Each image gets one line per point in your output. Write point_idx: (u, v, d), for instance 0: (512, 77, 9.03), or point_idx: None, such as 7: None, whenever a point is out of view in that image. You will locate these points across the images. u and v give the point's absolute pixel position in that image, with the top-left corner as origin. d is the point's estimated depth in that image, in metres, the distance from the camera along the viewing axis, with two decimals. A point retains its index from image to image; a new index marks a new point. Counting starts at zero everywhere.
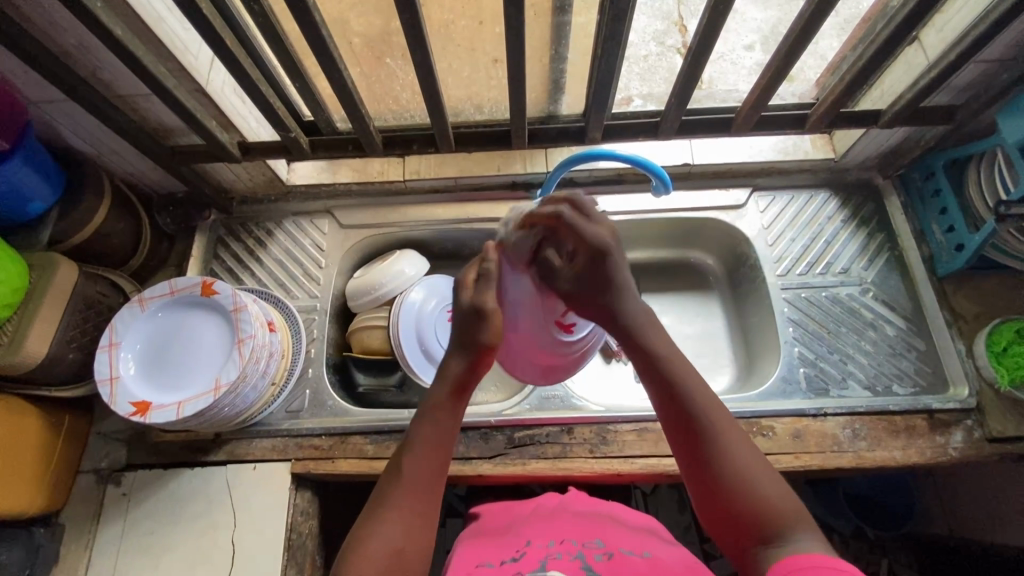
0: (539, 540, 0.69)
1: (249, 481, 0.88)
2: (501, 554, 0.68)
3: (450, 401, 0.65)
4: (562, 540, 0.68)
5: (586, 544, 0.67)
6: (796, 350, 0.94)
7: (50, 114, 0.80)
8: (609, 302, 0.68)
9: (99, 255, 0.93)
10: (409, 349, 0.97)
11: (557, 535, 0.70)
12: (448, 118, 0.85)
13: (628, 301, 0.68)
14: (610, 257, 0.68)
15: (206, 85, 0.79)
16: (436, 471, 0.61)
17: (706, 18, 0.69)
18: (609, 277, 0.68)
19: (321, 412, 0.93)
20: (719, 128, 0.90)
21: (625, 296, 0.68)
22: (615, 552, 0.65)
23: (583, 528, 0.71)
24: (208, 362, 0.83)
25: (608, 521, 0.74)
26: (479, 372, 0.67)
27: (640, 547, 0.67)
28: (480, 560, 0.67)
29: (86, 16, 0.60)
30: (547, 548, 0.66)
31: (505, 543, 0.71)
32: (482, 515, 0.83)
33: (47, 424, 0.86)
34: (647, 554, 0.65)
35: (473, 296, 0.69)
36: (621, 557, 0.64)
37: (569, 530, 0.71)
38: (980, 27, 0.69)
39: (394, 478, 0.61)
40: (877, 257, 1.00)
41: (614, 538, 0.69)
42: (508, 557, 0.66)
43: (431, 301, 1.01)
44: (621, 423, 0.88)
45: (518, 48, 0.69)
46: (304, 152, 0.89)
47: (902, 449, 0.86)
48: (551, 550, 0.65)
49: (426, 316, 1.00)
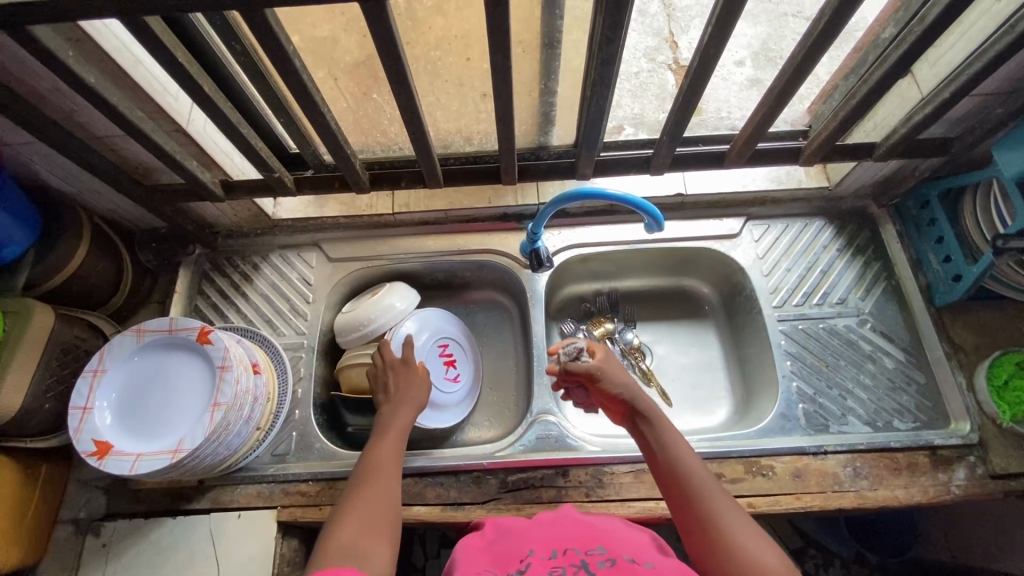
0: (542, 549, 0.65)
1: (233, 530, 0.85)
2: (505, 562, 0.63)
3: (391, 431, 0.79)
4: (566, 548, 0.64)
5: (588, 553, 0.63)
6: (793, 385, 0.92)
7: (27, 156, 0.77)
8: (633, 410, 0.74)
9: (80, 295, 0.90)
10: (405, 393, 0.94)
11: (558, 543, 0.65)
12: (436, 154, 0.82)
13: (643, 400, 0.74)
14: (608, 373, 0.77)
15: (187, 125, 0.77)
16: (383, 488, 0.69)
17: (696, 63, 0.68)
18: (619, 390, 0.75)
19: (308, 455, 0.91)
20: (712, 161, 0.89)
21: (633, 392, 0.75)
22: (619, 560, 0.61)
23: (582, 535, 0.67)
24: (185, 413, 0.79)
25: (611, 527, 0.69)
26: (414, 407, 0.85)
27: (641, 556, 0.62)
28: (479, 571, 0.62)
29: (59, 66, 0.58)
30: (552, 561, 0.62)
31: (504, 549, 0.66)
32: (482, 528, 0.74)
33: (22, 475, 0.82)
34: (649, 564, 0.60)
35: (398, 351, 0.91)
36: (625, 565, 0.60)
37: (568, 537, 0.66)
38: (976, 64, 0.68)
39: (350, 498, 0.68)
40: (874, 287, 0.98)
41: (617, 546, 0.64)
42: (513, 568, 0.62)
43: (415, 336, 0.98)
44: (618, 465, 0.86)
45: (506, 92, 0.68)
46: (289, 190, 0.87)
47: (905, 488, 0.84)
48: (554, 562, 0.61)
49: (415, 352, 0.97)
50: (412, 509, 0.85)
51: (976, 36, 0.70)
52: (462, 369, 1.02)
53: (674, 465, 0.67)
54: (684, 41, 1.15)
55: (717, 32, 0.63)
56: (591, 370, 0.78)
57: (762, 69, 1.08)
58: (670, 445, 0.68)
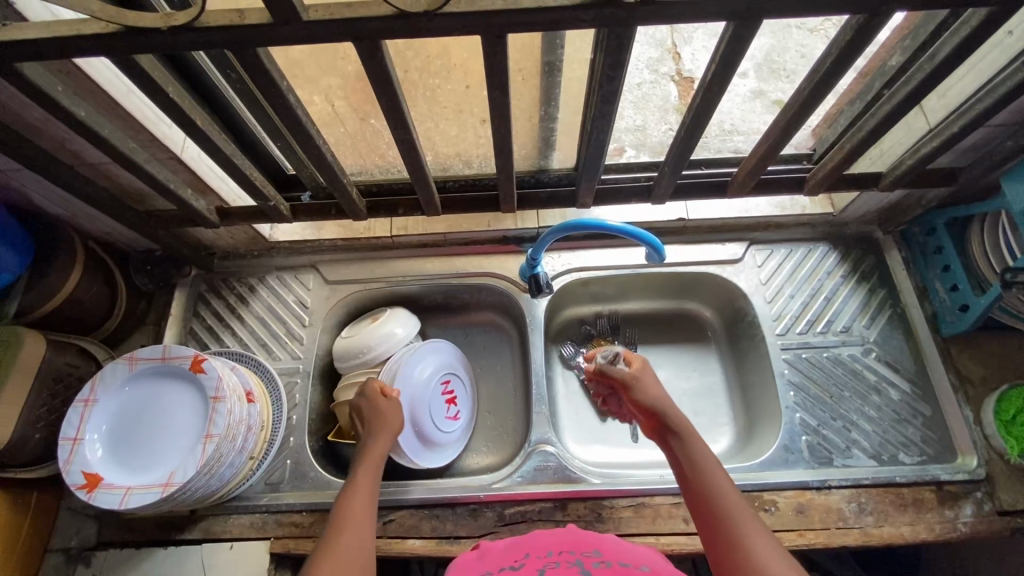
0: (538, 550, 0.63)
1: (226, 561, 0.84)
2: (500, 561, 0.63)
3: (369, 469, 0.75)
4: (561, 549, 0.63)
5: (584, 554, 0.61)
6: (797, 417, 0.91)
7: (19, 182, 0.76)
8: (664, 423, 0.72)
9: (73, 321, 0.89)
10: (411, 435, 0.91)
11: (555, 545, 0.64)
12: (433, 183, 0.81)
13: (672, 413, 0.72)
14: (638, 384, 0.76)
15: (182, 153, 0.76)
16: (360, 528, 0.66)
17: (700, 98, 0.66)
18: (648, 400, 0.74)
19: (302, 485, 0.89)
20: (715, 189, 0.87)
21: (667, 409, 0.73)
22: (614, 563, 0.59)
23: (578, 540, 0.65)
24: (177, 444, 0.78)
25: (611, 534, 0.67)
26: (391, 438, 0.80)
27: (637, 560, 0.61)
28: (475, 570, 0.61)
29: (49, 101, 0.57)
30: (547, 559, 0.61)
31: (500, 552, 0.65)
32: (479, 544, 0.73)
33: (11, 506, 0.81)
34: (644, 568, 0.59)
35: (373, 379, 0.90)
36: (620, 569, 0.58)
37: (565, 539, 0.65)
38: (986, 100, 0.67)
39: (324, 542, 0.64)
40: (879, 315, 0.97)
41: (614, 550, 0.63)
42: (506, 566, 0.61)
43: (420, 372, 0.94)
44: (617, 498, 0.85)
45: (505, 126, 0.67)
46: (285, 217, 0.86)
47: (910, 525, 0.82)
48: (549, 560, 0.60)
49: (418, 395, 0.92)
50: (407, 543, 0.83)
51: (986, 70, 0.69)
52: (461, 400, 1.00)
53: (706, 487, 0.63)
54: (686, 52, 1.11)
55: (720, 72, 0.61)
56: (623, 379, 0.78)
57: (766, 81, 1.05)
58: (705, 468, 0.65)
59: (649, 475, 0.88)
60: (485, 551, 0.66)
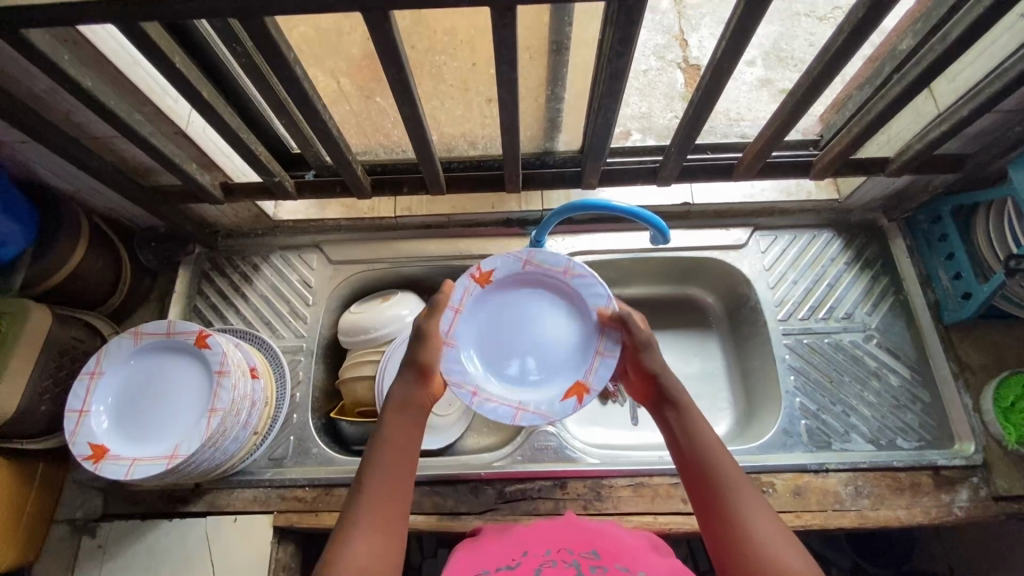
0: (537, 548, 0.64)
1: (229, 533, 0.85)
2: (498, 560, 0.63)
3: (399, 416, 0.64)
4: (560, 548, 0.64)
5: (582, 554, 0.62)
6: (796, 401, 0.91)
7: (25, 155, 0.76)
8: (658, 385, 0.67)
9: (78, 295, 0.90)
10: (556, 392, 0.74)
11: (554, 543, 0.65)
12: (438, 162, 0.82)
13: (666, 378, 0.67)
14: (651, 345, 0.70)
15: (186, 127, 0.76)
16: (397, 484, 0.58)
17: (709, 75, 0.66)
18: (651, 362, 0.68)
19: (305, 461, 0.90)
20: (720, 172, 0.87)
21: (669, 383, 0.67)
22: (610, 567, 0.59)
23: (580, 537, 0.66)
24: (182, 418, 0.79)
25: (610, 530, 0.68)
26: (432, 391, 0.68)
27: (635, 565, 0.60)
28: (474, 569, 0.62)
29: (55, 70, 0.57)
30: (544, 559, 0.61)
31: (499, 551, 0.66)
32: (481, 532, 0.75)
33: (17, 476, 0.82)
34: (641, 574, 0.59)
35: (426, 322, 0.72)
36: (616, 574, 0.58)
37: (566, 537, 0.66)
38: (996, 84, 0.66)
39: (350, 505, 0.57)
40: (881, 302, 0.97)
41: (613, 551, 0.63)
42: (503, 565, 0.62)
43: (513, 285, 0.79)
44: (616, 478, 0.86)
45: (511, 102, 0.66)
46: (289, 194, 0.86)
47: (906, 508, 0.83)
48: (546, 560, 0.61)
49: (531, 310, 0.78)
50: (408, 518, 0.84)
51: (996, 54, 0.68)
52: (481, 321, 0.77)
53: (710, 467, 0.59)
54: (693, 39, 1.11)
55: (730, 47, 0.61)
56: (640, 337, 0.70)
57: (773, 69, 1.05)
58: (707, 447, 0.60)
59: (648, 456, 0.89)
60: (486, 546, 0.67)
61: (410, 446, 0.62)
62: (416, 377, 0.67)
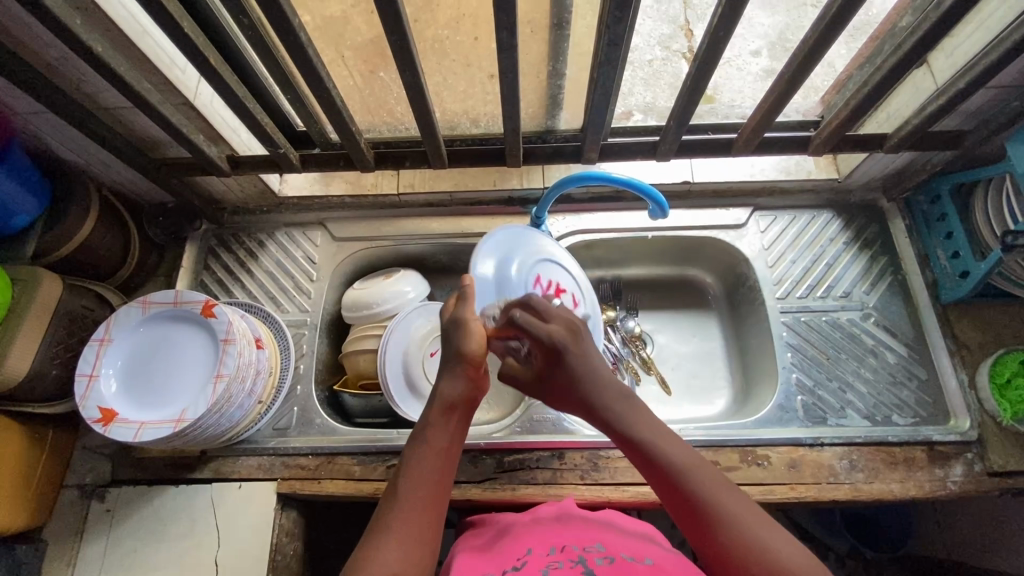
0: (539, 547, 0.65)
1: (235, 499, 0.87)
2: (503, 563, 0.63)
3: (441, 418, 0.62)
4: (563, 546, 0.64)
5: (586, 550, 0.63)
6: (793, 377, 0.92)
7: (37, 126, 0.78)
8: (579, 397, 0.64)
9: (88, 267, 0.92)
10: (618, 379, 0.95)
11: (556, 540, 0.66)
12: (441, 136, 0.84)
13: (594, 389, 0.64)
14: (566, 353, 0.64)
15: (194, 99, 0.78)
16: (433, 495, 0.58)
17: (706, 43, 0.67)
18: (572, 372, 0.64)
19: (308, 431, 0.92)
20: (720, 149, 0.88)
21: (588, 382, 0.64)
22: (617, 557, 0.60)
23: (582, 536, 0.67)
24: (189, 384, 0.81)
25: (605, 526, 0.70)
26: (473, 388, 0.65)
27: (640, 553, 0.62)
28: (479, 571, 0.62)
29: (68, 36, 0.59)
30: (549, 558, 0.62)
31: (503, 552, 0.66)
32: (480, 525, 0.76)
33: (27, 439, 0.84)
34: (648, 560, 0.60)
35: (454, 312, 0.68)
36: (624, 563, 0.59)
37: (568, 535, 0.67)
38: (992, 55, 0.67)
39: (385, 507, 0.58)
40: (879, 282, 0.97)
41: (615, 543, 0.64)
42: (508, 568, 0.61)
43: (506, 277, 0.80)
44: (613, 449, 0.87)
45: (511, 70, 0.67)
46: (294, 166, 0.88)
47: (900, 482, 0.84)
48: (552, 559, 0.61)
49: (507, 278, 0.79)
50: None
51: (993, 27, 0.69)
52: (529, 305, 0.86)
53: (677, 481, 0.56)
54: (699, 29, 1.10)
55: (726, 14, 0.62)
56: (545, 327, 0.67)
57: (778, 59, 1.04)
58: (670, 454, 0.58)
59: None
60: (489, 553, 0.66)
61: (449, 451, 0.61)
62: (465, 377, 0.64)
